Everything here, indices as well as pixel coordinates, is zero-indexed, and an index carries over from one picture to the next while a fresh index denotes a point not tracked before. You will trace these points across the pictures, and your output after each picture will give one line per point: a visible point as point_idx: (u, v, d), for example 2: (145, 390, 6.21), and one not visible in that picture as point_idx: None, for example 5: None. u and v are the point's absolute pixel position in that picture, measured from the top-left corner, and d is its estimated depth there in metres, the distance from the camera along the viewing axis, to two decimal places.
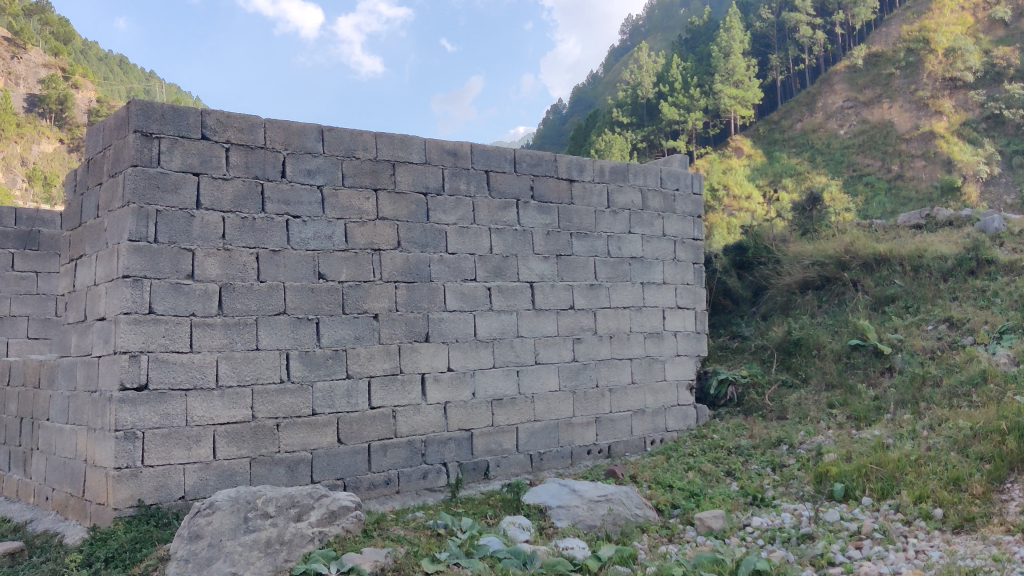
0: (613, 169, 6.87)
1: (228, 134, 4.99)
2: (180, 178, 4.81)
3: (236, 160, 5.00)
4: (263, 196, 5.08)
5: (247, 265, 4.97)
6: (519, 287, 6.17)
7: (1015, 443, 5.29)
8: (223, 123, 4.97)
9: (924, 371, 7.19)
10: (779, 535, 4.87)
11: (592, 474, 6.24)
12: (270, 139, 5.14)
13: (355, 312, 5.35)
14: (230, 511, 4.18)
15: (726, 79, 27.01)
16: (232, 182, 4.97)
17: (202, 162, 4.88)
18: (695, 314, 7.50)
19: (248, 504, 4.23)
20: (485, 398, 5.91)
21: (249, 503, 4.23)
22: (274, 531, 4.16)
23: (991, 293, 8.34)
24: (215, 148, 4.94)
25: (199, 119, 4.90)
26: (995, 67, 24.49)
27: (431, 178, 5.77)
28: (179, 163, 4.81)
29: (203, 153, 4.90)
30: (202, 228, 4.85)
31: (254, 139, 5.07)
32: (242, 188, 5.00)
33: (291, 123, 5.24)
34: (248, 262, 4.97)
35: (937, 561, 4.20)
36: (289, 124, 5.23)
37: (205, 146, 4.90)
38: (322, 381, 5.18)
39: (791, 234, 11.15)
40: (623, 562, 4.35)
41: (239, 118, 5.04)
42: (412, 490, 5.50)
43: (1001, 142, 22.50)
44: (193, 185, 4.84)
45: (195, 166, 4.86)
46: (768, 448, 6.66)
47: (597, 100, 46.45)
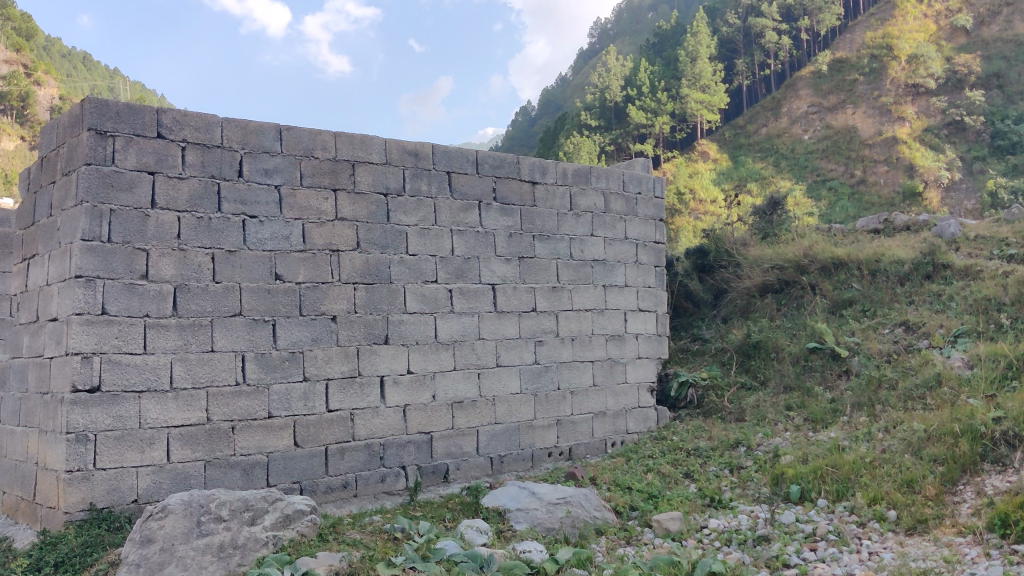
0: (576, 171, 6.85)
1: (184, 133, 4.91)
2: (135, 176, 4.72)
3: (192, 159, 4.92)
4: (219, 196, 4.99)
5: (202, 266, 4.89)
6: (481, 289, 6.13)
7: (967, 446, 5.36)
8: (179, 122, 4.89)
9: (880, 374, 7.26)
10: (735, 537, 4.87)
11: (552, 476, 6.24)
12: (227, 137, 5.06)
13: (312, 313, 5.27)
14: (184, 514, 4.10)
15: (692, 83, 27.00)
16: (188, 182, 4.89)
17: (158, 161, 4.80)
18: (656, 317, 7.53)
19: (200, 508, 4.15)
20: (445, 401, 5.87)
21: (202, 507, 4.15)
22: (227, 535, 4.12)
23: (947, 296, 8.44)
24: (171, 146, 4.86)
25: (155, 117, 4.83)
26: (956, 75, 24.96)
27: (392, 178, 5.71)
28: (134, 162, 4.73)
29: (159, 151, 4.81)
30: (157, 228, 4.77)
31: (210, 138, 5.00)
32: (197, 188, 4.92)
33: (248, 122, 5.17)
34: (203, 263, 4.89)
35: (889, 562, 4.23)
36: (246, 123, 5.15)
37: (161, 144, 4.82)
38: (279, 383, 5.11)
39: (752, 237, 11.19)
40: (580, 564, 4.31)
41: (195, 116, 4.96)
42: (370, 494, 5.44)
43: (962, 148, 22.82)
44: (148, 184, 4.76)
45: (150, 165, 4.77)
46: (727, 450, 6.68)
47: (566, 102, 46.50)
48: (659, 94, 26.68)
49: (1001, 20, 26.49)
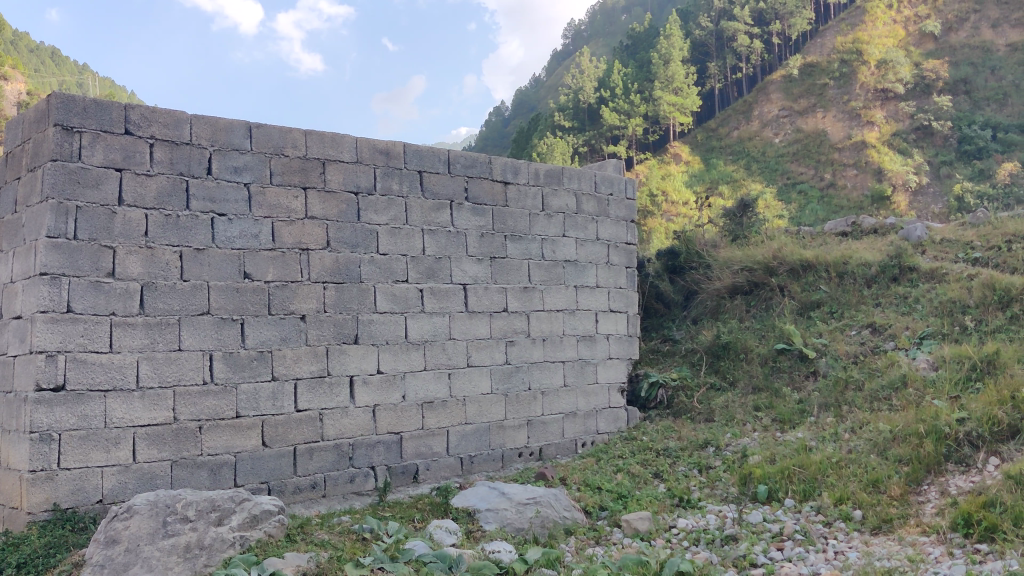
0: (548, 172, 6.84)
1: (152, 129, 4.86)
2: (103, 173, 4.67)
3: (160, 156, 4.87)
4: (188, 193, 4.94)
5: (170, 264, 4.84)
6: (452, 289, 6.11)
7: (932, 446, 5.43)
8: (147, 118, 4.84)
9: (847, 375, 7.33)
10: (703, 537, 4.89)
11: (522, 477, 6.24)
12: (196, 134, 5.01)
13: (281, 313, 5.24)
14: (149, 514, 4.07)
15: (665, 86, 27.15)
16: (156, 179, 4.84)
17: (125, 157, 4.75)
18: (627, 318, 7.56)
19: (166, 508, 4.12)
20: (415, 401, 5.85)
21: (168, 507, 4.13)
22: (193, 536, 4.06)
23: (913, 298, 8.55)
24: (139, 143, 4.80)
25: (122, 113, 4.77)
26: (925, 80, 25.37)
27: (362, 177, 5.68)
28: (101, 158, 4.67)
29: (126, 148, 4.76)
30: (124, 226, 4.71)
31: (179, 135, 4.94)
32: (165, 185, 4.87)
33: (217, 119, 5.12)
34: (170, 261, 4.84)
35: (854, 562, 4.27)
36: (216, 120, 5.10)
37: (129, 141, 4.76)
38: (247, 383, 5.07)
39: (722, 239, 11.25)
40: (549, 565, 4.31)
41: (164, 113, 4.91)
42: (339, 494, 5.41)
43: (930, 153, 23.12)
44: (115, 180, 4.70)
45: (118, 161, 4.72)
46: (696, 450, 6.72)
47: (539, 103, 46.54)
48: (632, 96, 26.78)
49: (968, 27, 26.95)
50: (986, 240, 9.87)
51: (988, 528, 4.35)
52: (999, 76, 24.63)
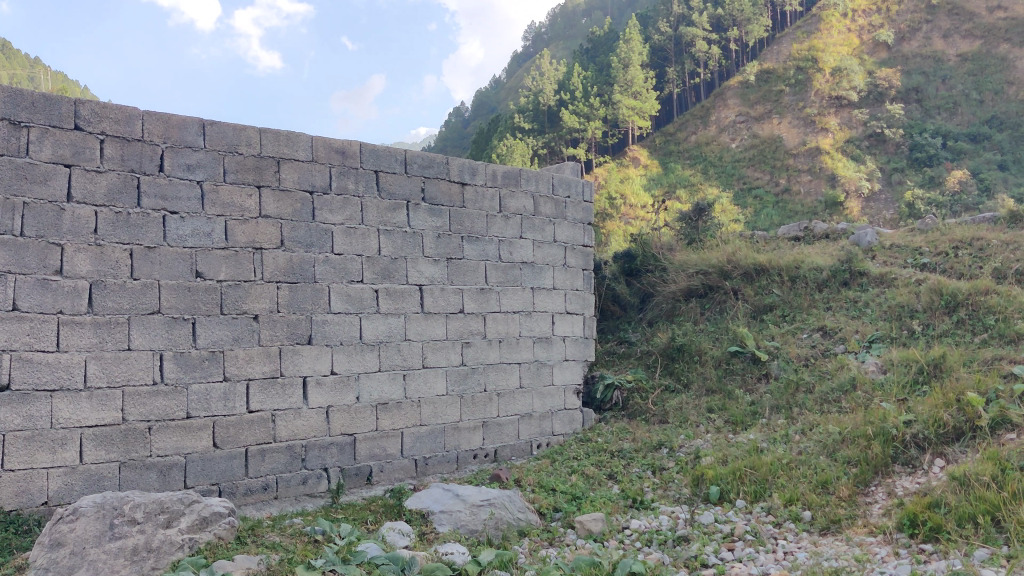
0: (506, 174, 6.83)
1: (103, 125, 4.76)
2: (51, 169, 4.57)
3: (111, 152, 4.78)
4: (139, 190, 4.86)
5: (120, 262, 4.75)
6: (408, 290, 6.08)
7: (879, 448, 5.52)
8: (97, 114, 4.74)
9: (798, 378, 7.44)
10: (655, 538, 4.92)
11: (477, 479, 6.23)
12: (148, 131, 4.92)
13: (233, 312, 5.17)
14: (95, 517, 3.98)
15: (625, 90, 27.29)
16: (106, 175, 4.75)
17: (75, 153, 4.65)
18: (583, 320, 7.59)
19: (114, 510, 4.04)
20: (369, 403, 5.81)
21: (115, 509, 4.05)
22: (140, 538, 3.99)
23: (863, 303, 8.69)
24: (89, 139, 4.71)
25: (72, 108, 4.67)
26: (877, 88, 25.86)
27: (318, 176, 5.62)
28: (49, 154, 4.58)
29: (76, 143, 4.66)
30: (73, 223, 4.62)
31: (130, 131, 4.85)
32: (116, 182, 4.78)
33: (170, 116, 5.03)
34: (120, 259, 4.75)
35: (803, 562, 4.31)
36: (168, 116, 5.01)
37: (78, 137, 4.67)
38: (198, 383, 4.99)
39: (678, 242, 11.32)
40: (502, 566, 4.31)
41: (115, 108, 4.82)
42: (291, 496, 5.36)
43: (882, 160, 23.57)
44: (64, 177, 4.61)
45: (67, 157, 4.63)
46: (650, 451, 6.76)
47: (499, 104, 46.54)
48: (592, 99, 26.85)
49: (920, 37, 27.57)
50: (933, 246, 10.08)
51: (933, 529, 4.42)
52: (950, 86, 25.31)
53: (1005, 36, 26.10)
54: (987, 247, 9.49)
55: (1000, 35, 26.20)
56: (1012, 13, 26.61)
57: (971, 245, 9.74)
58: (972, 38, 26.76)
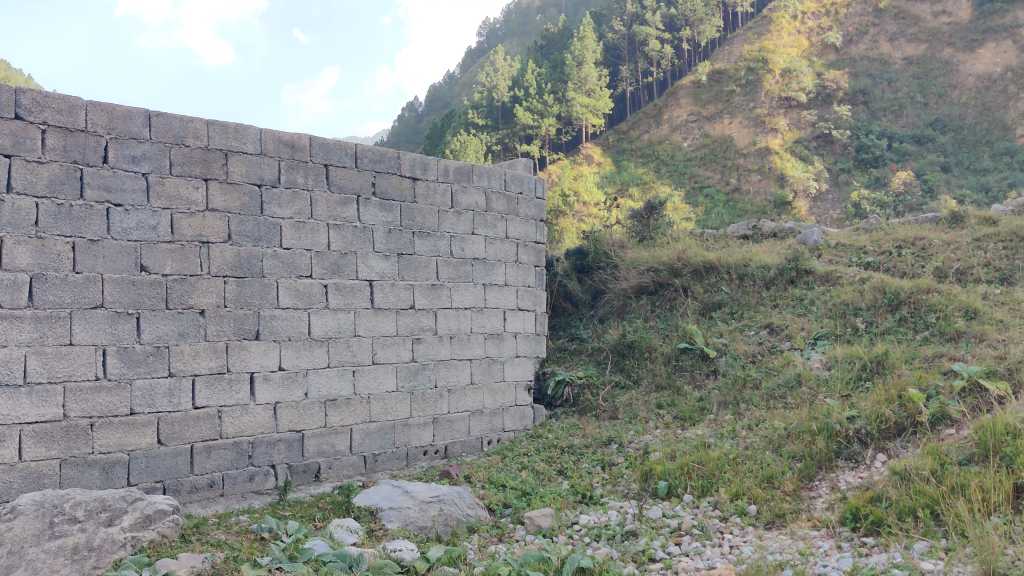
0: (457, 169, 6.80)
1: (45, 114, 4.65)
2: None
3: (53, 142, 4.66)
4: (82, 182, 4.75)
5: (62, 255, 4.64)
6: (357, 285, 6.02)
7: (823, 443, 5.62)
8: (39, 103, 4.62)
9: (745, 375, 7.54)
10: (604, 533, 4.95)
11: (426, 475, 6.22)
12: (92, 121, 4.81)
13: (179, 307, 5.07)
14: (34, 515, 3.88)
15: (578, 87, 27.36)
16: (48, 166, 4.64)
17: (15, 143, 4.54)
18: (535, 316, 7.61)
19: (54, 509, 3.94)
20: (318, 399, 5.75)
21: (55, 508, 3.94)
22: (81, 537, 3.91)
23: (809, 301, 8.83)
24: (30, 128, 4.59)
25: (12, 97, 4.55)
26: (825, 90, 26.28)
27: (266, 170, 5.54)
28: None
29: (17, 133, 4.55)
30: (12, 215, 4.51)
31: (74, 121, 4.74)
32: (58, 173, 4.67)
33: (114, 106, 4.92)
34: (62, 252, 4.65)
35: (748, 556, 4.36)
36: (113, 107, 4.91)
37: (19, 126, 4.55)
38: (142, 379, 4.90)
39: (630, 239, 11.37)
40: (450, 563, 4.31)
41: (58, 98, 4.70)
42: (237, 493, 5.30)
43: (830, 160, 23.97)
44: (4, 167, 4.50)
45: (7, 148, 4.51)
46: (599, 447, 6.79)
47: (453, 100, 46.45)
48: (546, 96, 26.87)
49: (867, 40, 28.10)
50: (878, 245, 10.27)
51: (874, 522, 4.50)
52: (895, 88, 25.84)
53: (948, 40, 26.72)
54: (929, 247, 9.71)
55: (944, 40, 26.81)
56: (956, 18, 27.27)
57: (913, 245, 9.96)
58: (917, 42, 27.35)
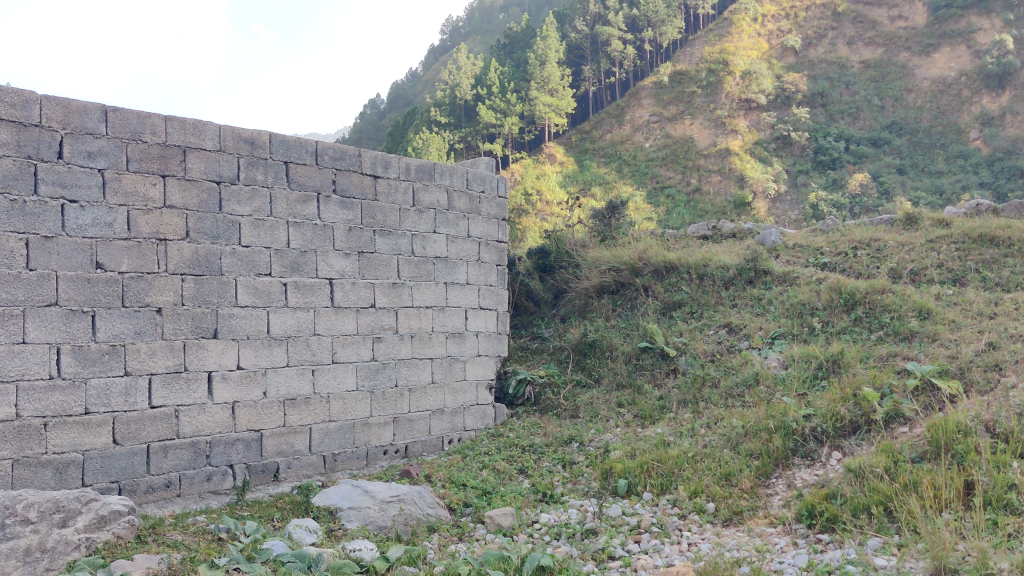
0: (419, 167, 6.79)
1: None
2: None
3: (6, 137, 4.58)
4: (36, 177, 4.68)
5: (15, 252, 4.57)
6: (317, 284, 5.99)
7: (780, 441, 5.70)
8: None
9: (704, 373, 7.62)
10: (564, 531, 4.98)
11: (387, 475, 6.21)
12: (46, 116, 4.74)
13: (136, 305, 5.01)
14: None
15: (542, 87, 27.26)
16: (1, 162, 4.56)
17: None
18: (496, 315, 7.63)
19: (6, 509, 3.85)
20: (277, 398, 5.71)
21: (7, 508, 3.86)
22: (34, 538, 3.84)
23: (767, 300, 8.95)
24: None
25: None
26: (785, 92, 26.59)
27: (225, 167, 5.48)
28: None
29: None
30: None
31: (28, 116, 4.66)
32: (11, 169, 4.59)
33: (70, 101, 4.84)
34: (15, 249, 4.58)
35: (705, 553, 4.41)
36: (69, 101, 4.83)
37: None
38: (97, 378, 4.83)
39: (592, 239, 11.43)
40: (410, 562, 4.31)
41: (11, 92, 4.62)
42: (194, 494, 5.25)
43: (788, 162, 24.27)
44: None
45: None
46: (560, 446, 6.83)
47: (415, 98, 46.33)
48: (509, 95, 26.87)
49: (826, 43, 28.50)
50: (834, 246, 10.43)
51: (830, 519, 4.59)
52: (853, 91, 26.23)
53: (905, 45, 27.17)
54: (884, 248, 9.88)
55: (900, 44, 27.27)
56: (912, 23, 27.75)
57: (869, 246, 10.13)
58: (875, 46, 27.79)
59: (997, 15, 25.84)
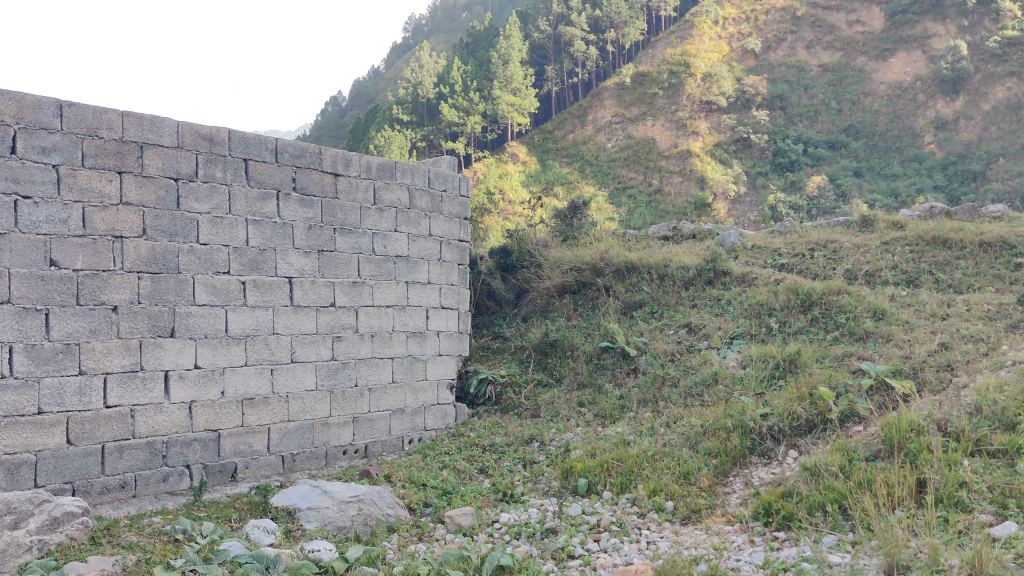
0: (380, 166, 6.77)
1: None
2: None
3: None
4: None
5: None
6: (276, 282, 5.95)
7: (738, 440, 5.77)
8: None
9: (664, 373, 7.69)
10: (524, 531, 4.99)
11: (346, 475, 6.19)
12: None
13: (91, 303, 4.94)
14: None
15: (504, 86, 27.27)
16: None
17: None
18: (458, 314, 7.63)
19: None
20: (235, 398, 5.66)
21: None
22: None
23: (726, 301, 9.05)
24: None
25: None
26: (745, 94, 26.87)
27: (184, 163, 5.42)
28: None
29: None
30: None
31: None
32: None
33: (24, 95, 4.76)
34: None
35: (664, 552, 4.45)
36: (23, 96, 4.75)
37: None
38: (50, 377, 4.76)
39: (554, 239, 11.45)
40: (369, 562, 4.30)
41: None
42: (150, 494, 5.19)
43: (748, 163, 24.53)
44: None
45: None
46: (521, 445, 6.85)
47: (377, 95, 46.14)
48: (471, 94, 26.83)
49: (785, 47, 28.86)
50: (792, 247, 10.58)
51: (786, 517, 4.66)
52: (811, 95, 26.58)
53: (862, 49, 27.59)
54: (840, 250, 10.03)
55: (858, 48, 27.69)
56: (869, 28, 28.19)
57: (825, 247, 10.28)
58: (833, 50, 28.19)
59: (952, 20, 26.30)
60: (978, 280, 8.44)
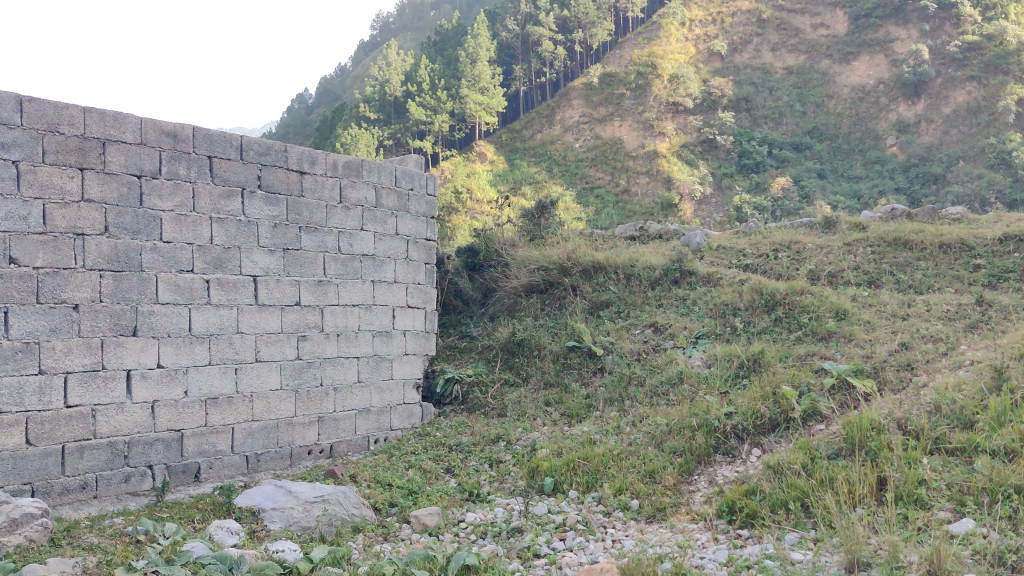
0: (346, 164, 6.74)
1: None
2: None
3: None
4: None
5: None
6: (241, 281, 5.91)
7: (702, 439, 5.83)
8: None
9: (630, 372, 7.74)
10: (490, 530, 5.01)
11: (311, 475, 6.16)
12: None
13: (51, 302, 4.87)
14: None
15: (471, 85, 27.22)
16: None
17: None
18: (424, 314, 7.62)
19: None
20: (198, 397, 5.61)
21: None
22: None
23: (691, 301, 9.12)
24: None
25: None
26: (711, 96, 27.08)
27: (147, 160, 5.36)
28: None
29: None
30: None
31: None
32: None
33: None
34: None
35: (629, 550, 4.48)
36: None
37: None
38: (9, 376, 4.70)
39: (522, 238, 11.47)
40: (334, 562, 4.29)
41: None
42: (112, 495, 5.13)
43: (714, 164, 24.73)
44: None
45: None
46: (487, 445, 6.85)
47: (344, 93, 45.90)
48: (439, 92, 26.77)
49: (750, 49, 29.13)
50: (756, 248, 10.69)
51: (749, 515, 4.71)
52: (776, 97, 26.85)
53: (826, 52, 27.93)
54: (804, 250, 10.16)
55: (822, 52, 28.03)
56: (833, 31, 28.54)
57: (789, 248, 10.40)
58: (797, 53, 28.50)
59: (914, 25, 26.69)
60: (937, 282, 8.59)
